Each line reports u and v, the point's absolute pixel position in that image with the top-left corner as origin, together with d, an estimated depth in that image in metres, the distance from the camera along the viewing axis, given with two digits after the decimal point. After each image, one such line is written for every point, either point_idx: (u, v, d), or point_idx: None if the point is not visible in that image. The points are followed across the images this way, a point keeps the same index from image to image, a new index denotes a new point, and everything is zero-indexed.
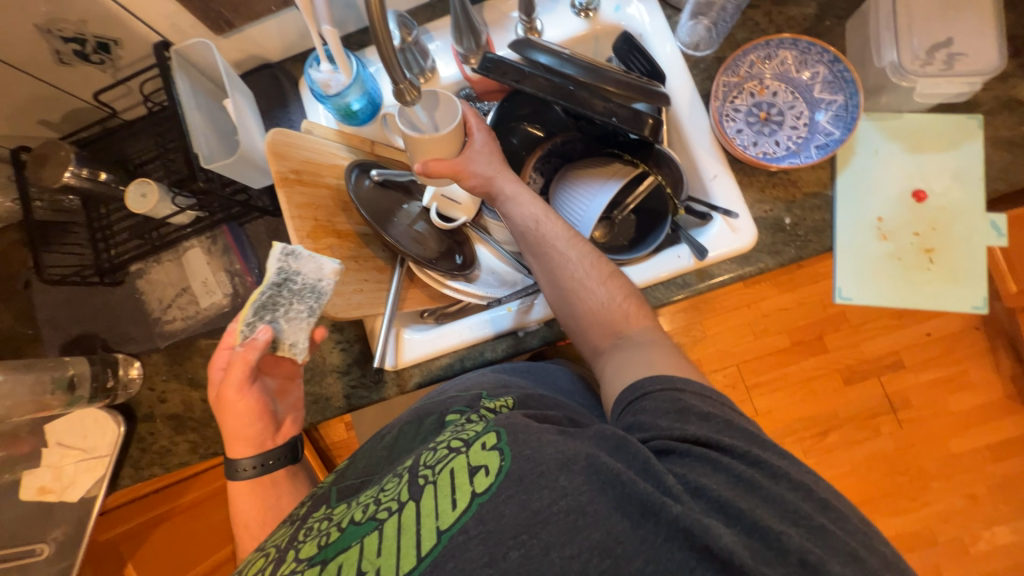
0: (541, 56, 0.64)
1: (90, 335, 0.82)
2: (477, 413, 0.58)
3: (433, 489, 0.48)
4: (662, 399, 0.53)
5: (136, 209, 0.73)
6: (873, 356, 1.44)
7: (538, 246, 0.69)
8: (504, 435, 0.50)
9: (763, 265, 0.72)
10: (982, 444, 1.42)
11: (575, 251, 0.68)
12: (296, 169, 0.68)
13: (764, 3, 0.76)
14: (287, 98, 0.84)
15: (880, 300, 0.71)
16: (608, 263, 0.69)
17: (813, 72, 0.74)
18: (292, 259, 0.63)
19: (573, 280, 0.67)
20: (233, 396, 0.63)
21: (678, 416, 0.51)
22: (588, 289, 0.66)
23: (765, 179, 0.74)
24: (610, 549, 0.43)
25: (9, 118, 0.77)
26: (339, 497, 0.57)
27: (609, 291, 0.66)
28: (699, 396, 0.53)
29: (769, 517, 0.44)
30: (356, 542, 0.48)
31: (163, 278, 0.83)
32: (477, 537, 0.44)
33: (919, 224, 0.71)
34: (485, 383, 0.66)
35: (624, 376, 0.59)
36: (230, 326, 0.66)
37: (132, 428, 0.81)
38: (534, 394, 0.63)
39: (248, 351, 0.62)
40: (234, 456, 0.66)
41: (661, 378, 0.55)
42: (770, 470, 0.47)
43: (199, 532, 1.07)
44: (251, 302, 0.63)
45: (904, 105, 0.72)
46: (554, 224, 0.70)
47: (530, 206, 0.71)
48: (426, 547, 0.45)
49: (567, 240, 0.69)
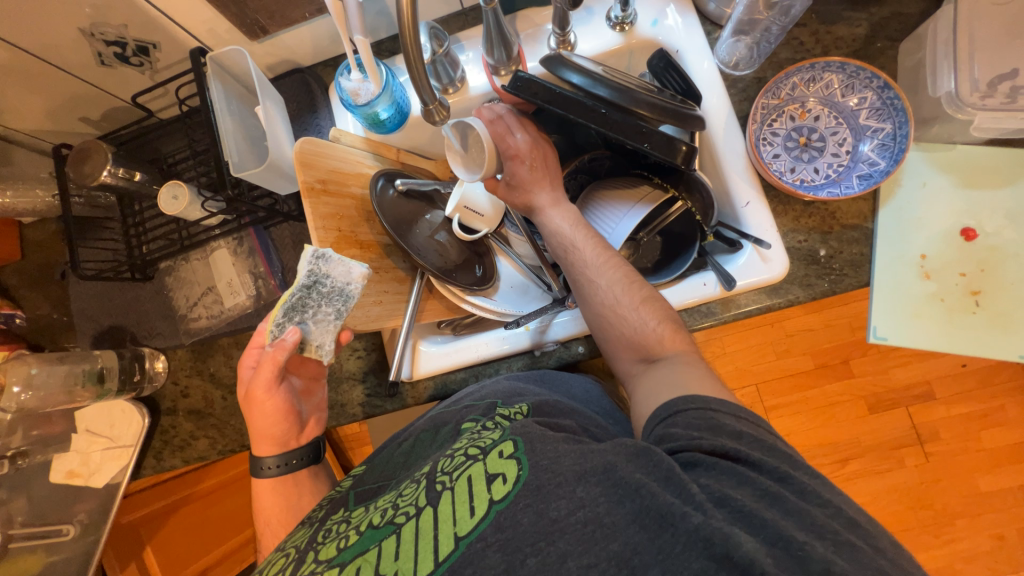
0: (574, 75, 0.62)
1: (120, 327, 0.85)
2: (490, 420, 0.57)
3: (451, 496, 0.47)
4: (694, 416, 0.48)
5: (167, 210, 0.74)
6: (902, 385, 1.38)
7: (570, 272, 0.67)
8: (522, 445, 0.49)
9: (794, 298, 0.69)
10: (1013, 484, 1.35)
11: (607, 276, 0.64)
12: (323, 178, 0.69)
13: (811, 22, 0.73)
14: (316, 103, 0.84)
15: (918, 342, 0.67)
16: (643, 286, 0.64)
17: (860, 98, 0.70)
18: (322, 262, 0.63)
19: (604, 307, 0.63)
20: (261, 396, 0.64)
21: (710, 432, 0.47)
22: (619, 317, 0.62)
23: (800, 208, 0.71)
24: (627, 559, 0.39)
25: (53, 115, 0.79)
26: (357, 500, 0.57)
27: (642, 316, 0.61)
28: (733, 416, 0.48)
29: (793, 528, 0.39)
30: (374, 544, 0.47)
31: (190, 277, 0.85)
32: (495, 545, 0.42)
33: (966, 264, 0.67)
34: (500, 391, 0.65)
35: (655, 397, 0.54)
36: (263, 326, 0.68)
37: (155, 421, 0.84)
38: (549, 401, 0.60)
39: (277, 352, 0.63)
40: (258, 454, 0.67)
41: (694, 398, 0.50)
42: (796, 487, 0.42)
43: (214, 519, 1.11)
44: (281, 302, 0.64)
45: (957, 136, 0.68)
46: (583, 251, 0.67)
47: (563, 231, 0.69)
48: (444, 552, 0.43)
49: (598, 265, 0.65)
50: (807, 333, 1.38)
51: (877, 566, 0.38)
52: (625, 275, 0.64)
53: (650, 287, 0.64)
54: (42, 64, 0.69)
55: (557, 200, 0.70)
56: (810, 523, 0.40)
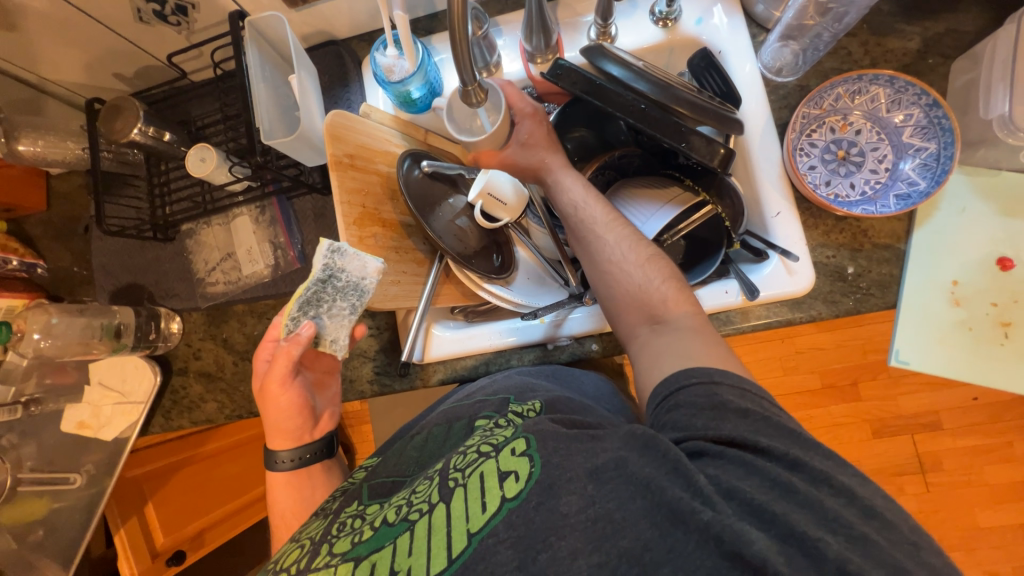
0: (613, 68, 0.61)
1: (138, 286, 0.86)
2: (504, 417, 0.57)
3: (463, 492, 0.46)
4: (697, 394, 0.47)
5: (194, 173, 0.74)
6: (910, 413, 1.35)
7: (577, 231, 0.67)
8: (534, 442, 0.47)
9: (816, 314, 0.68)
10: (1014, 522, 1.33)
11: (613, 233, 0.64)
12: (351, 153, 0.68)
13: (861, 32, 0.71)
14: (349, 77, 0.84)
15: (942, 369, 0.66)
16: (650, 246, 0.64)
17: (906, 115, 0.68)
18: (337, 255, 0.63)
19: (610, 262, 0.63)
20: (276, 390, 0.64)
21: (713, 414, 0.46)
22: (623, 272, 0.62)
23: (832, 223, 0.69)
24: (637, 556, 0.39)
25: (88, 68, 0.80)
26: (371, 496, 0.57)
27: (647, 274, 0.61)
28: (737, 391, 0.47)
29: (807, 522, 0.39)
30: (389, 542, 0.46)
31: (211, 241, 0.86)
32: (507, 541, 0.42)
33: (999, 294, 0.66)
34: (511, 387, 0.65)
35: (658, 366, 0.54)
36: (276, 320, 0.68)
37: (167, 380, 0.85)
38: (561, 397, 0.60)
39: (292, 346, 0.62)
40: (273, 448, 0.67)
41: (696, 371, 0.49)
42: (808, 473, 0.42)
43: (215, 481, 1.12)
44: (296, 297, 0.64)
45: (1003, 161, 0.66)
46: (593, 209, 0.68)
47: (573, 192, 0.69)
48: (457, 549, 0.43)
49: (606, 223, 0.66)
50: (818, 351, 1.37)
51: (896, 564, 0.37)
52: (632, 234, 0.65)
53: (657, 248, 0.64)
54: (82, 16, 0.69)
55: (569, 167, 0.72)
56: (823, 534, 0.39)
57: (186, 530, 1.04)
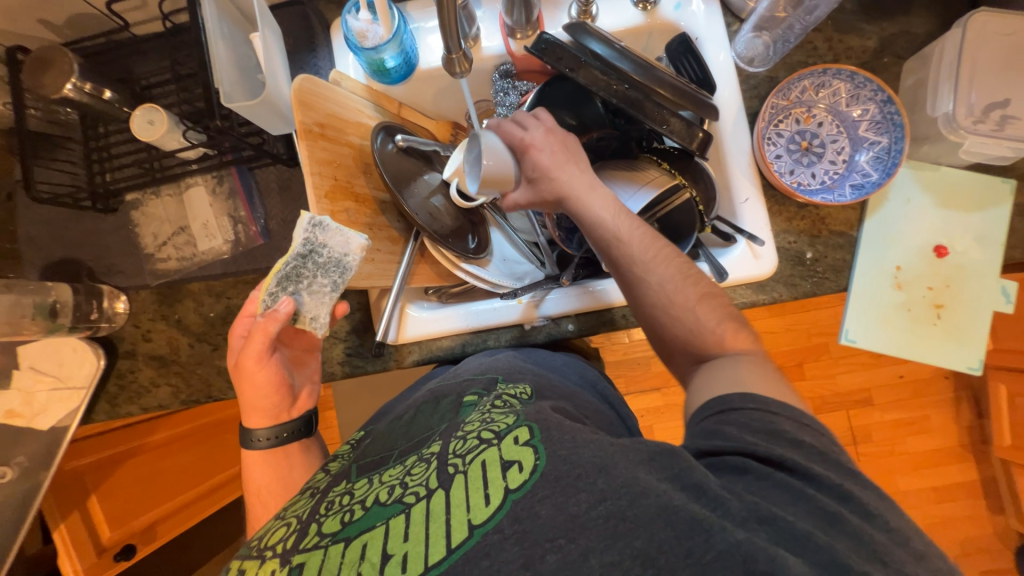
0: (596, 45, 0.61)
1: (75, 261, 0.78)
2: (500, 398, 0.56)
3: (464, 480, 0.45)
4: (752, 417, 0.45)
5: (141, 136, 0.68)
6: (846, 390, 1.48)
7: (613, 269, 0.60)
8: (538, 432, 0.47)
9: (777, 296, 0.72)
10: (930, 485, 1.48)
11: (657, 274, 0.57)
12: (321, 122, 0.64)
13: (826, 28, 0.74)
14: (315, 41, 0.78)
15: (881, 347, 0.73)
16: (700, 282, 0.57)
17: (863, 110, 0.72)
18: (319, 230, 0.61)
19: (655, 308, 0.57)
20: (251, 367, 0.61)
21: (767, 436, 0.43)
22: (671, 318, 0.57)
23: (794, 210, 0.73)
24: (653, 559, 0.38)
25: (8, 12, 0.70)
26: (360, 472, 0.55)
27: (700, 317, 0.55)
28: (795, 422, 0.45)
29: (848, 551, 0.37)
30: (381, 523, 0.45)
31: (160, 213, 0.78)
32: (513, 537, 0.41)
33: (934, 279, 0.72)
34: (502, 367, 0.65)
35: (706, 386, 0.51)
36: (252, 294, 0.66)
37: (112, 363, 0.78)
38: (549, 384, 0.61)
39: (268, 322, 0.61)
40: (250, 426, 0.65)
41: (754, 397, 0.46)
42: (860, 508, 0.40)
43: (163, 473, 1.03)
44: (274, 272, 0.63)
45: (943, 157, 0.72)
46: (631, 243, 0.59)
47: (604, 223, 0.60)
48: (455, 539, 0.42)
49: (647, 260, 0.58)
50: (768, 334, 1.46)
51: None
52: (677, 268, 0.58)
53: (708, 283, 0.58)
54: None
55: (595, 186, 0.62)
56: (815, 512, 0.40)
57: (135, 524, 0.97)
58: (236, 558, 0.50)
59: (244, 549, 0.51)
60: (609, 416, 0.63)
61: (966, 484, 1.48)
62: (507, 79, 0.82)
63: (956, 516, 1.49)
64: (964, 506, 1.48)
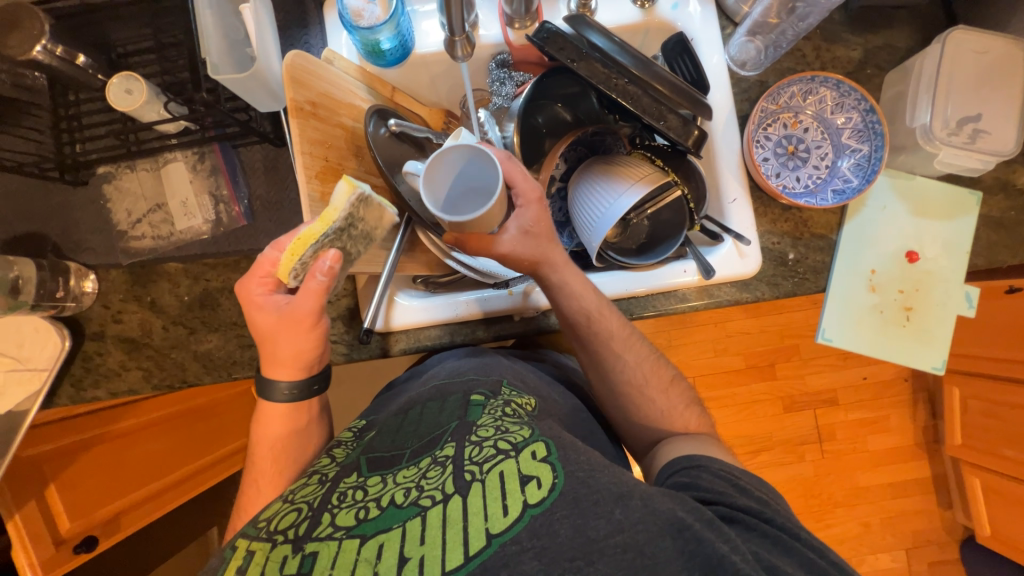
0: (597, 38, 0.62)
1: (40, 236, 0.73)
2: (509, 403, 0.60)
3: (482, 488, 0.48)
4: (719, 474, 0.54)
5: (117, 105, 0.65)
6: (814, 390, 1.53)
7: (593, 345, 0.67)
8: (555, 450, 0.51)
9: (760, 294, 0.75)
10: (887, 481, 1.56)
11: (633, 353, 0.67)
12: (313, 101, 0.63)
13: (815, 37, 0.77)
14: (307, 17, 0.76)
15: (854, 347, 0.76)
16: (665, 366, 0.69)
17: (846, 118, 0.75)
18: (362, 204, 0.59)
19: (631, 387, 0.66)
20: (305, 321, 0.59)
21: (736, 489, 0.53)
22: (644, 397, 0.66)
23: (778, 212, 0.75)
24: None
25: None
26: (371, 467, 0.56)
27: (671, 400, 0.66)
28: (755, 483, 0.55)
29: None
30: (397, 524, 0.47)
31: (135, 188, 0.74)
32: (531, 551, 0.44)
33: (905, 283, 0.76)
34: (506, 371, 0.69)
35: (677, 446, 0.61)
36: (270, 257, 0.61)
37: (78, 345, 0.74)
38: (549, 401, 0.67)
39: (322, 281, 0.57)
40: (271, 378, 0.63)
41: (719, 460, 0.56)
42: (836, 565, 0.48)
43: (129, 463, 0.98)
44: (303, 239, 0.55)
45: (917, 168, 0.75)
46: (610, 320, 0.66)
47: (582, 304, 0.65)
48: (474, 547, 0.44)
49: (624, 340, 0.67)
50: (745, 335, 1.51)
51: None
52: (647, 351, 0.68)
53: (670, 367, 0.69)
54: None
55: (571, 266, 0.65)
56: (786, 550, 0.47)
57: (97, 514, 0.92)
58: (240, 537, 0.50)
59: (248, 528, 0.51)
60: (594, 427, 0.69)
61: (919, 481, 1.56)
62: (503, 69, 0.81)
63: (911, 511, 1.56)
64: (918, 501, 1.56)
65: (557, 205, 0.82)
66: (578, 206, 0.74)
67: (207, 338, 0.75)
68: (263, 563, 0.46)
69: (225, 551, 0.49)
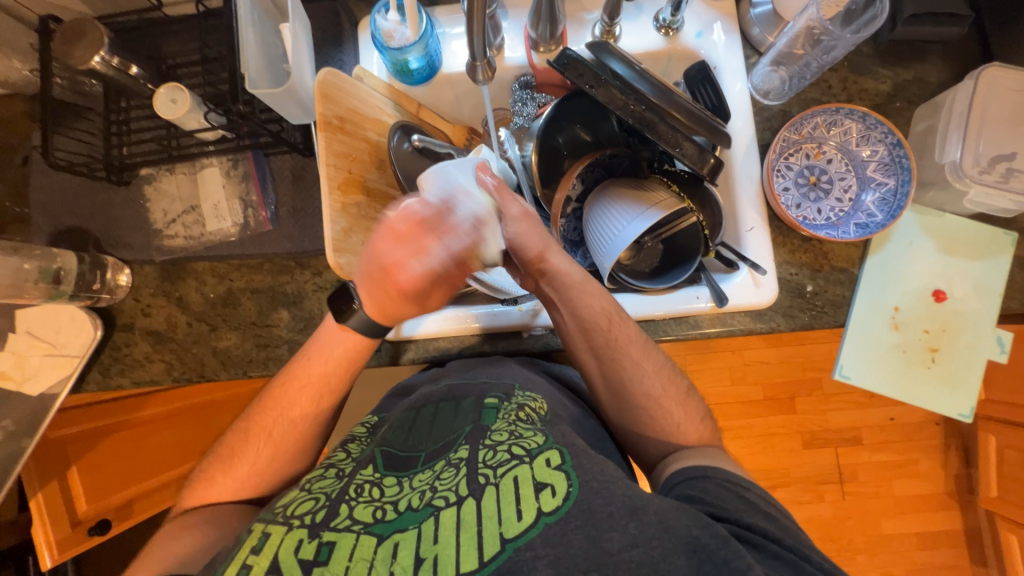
0: (618, 66, 0.63)
1: (83, 230, 0.78)
2: (522, 408, 0.60)
3: (496, 493, 0.48)
4: (725, 487, 0.53)
5: (164, 114, 0.69)
6: (836, 428, 1.47)
7: (606, 352, 0.66)
8: (569, 458, 0.51)
9: (775, 325, 0.73)
10: (914, 530, 1.47)
11: (649, 362, 0.66)
12: (342, 115, 0.66)
13: (842, 68, 0.76)
14: (342, 37, 0.80)
15: (873, 386, 0.74)
16: (681, 381, 0.68)
17: (872, 151, 0.74)
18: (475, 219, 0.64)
19: (648, 399, 0.65)
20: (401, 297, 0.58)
21: (745, 503, 0.51)
22: (657, 413, 0.65)
23: (797, 242, 0.74)
24: None
25: None
26: (387, 464, 0.56)
27: (678, 425, 0.64)
28: (763, 497, 0.53)
29: None
30: (413, 525, 0.47)
31: (172, 190, 0.79)
32: (545, 558, 0.44)
33: (931, 322, 0.73)
34: (516, 376, 0.69)
35: (680, 458, 0.60)
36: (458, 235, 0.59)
37: (109, 335, 0.78)
38: (559, 403, 0.67)
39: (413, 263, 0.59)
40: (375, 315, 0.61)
41: (726, 472, 0.55)
42: None
43: (146, 452, 1.01)
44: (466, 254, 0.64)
45: (947, 205, 0.73)
46: (626, 324, 0.67)
47: (596, 307, 0.66)
48: (489, 552, 0.44)
49: (639, 347, 0.66)
50: (762, 365, 1.46)
51: None
52: (663, 359, 0.67)
53: (682, 378, 0.68)
54: None
55: (587, 279, 0.67)
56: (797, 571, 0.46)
57: (113, 499, 0.98)
58: (257, 521, 0.50)
59: (265, 513, 0.51)
60: (604, 444, 0.68)
61: (948, 533, 1.47)
62: (526, 90, 0.84)
63: (938, 565, 1.47)
64: (945, 555, 1.47)
65: (571, 224, 0.82)
66: (591, 225, 0.74)
67: (226, 336, 0.78)
68: (278, 545, 0.47)
69: (242, 534, 0.49)
